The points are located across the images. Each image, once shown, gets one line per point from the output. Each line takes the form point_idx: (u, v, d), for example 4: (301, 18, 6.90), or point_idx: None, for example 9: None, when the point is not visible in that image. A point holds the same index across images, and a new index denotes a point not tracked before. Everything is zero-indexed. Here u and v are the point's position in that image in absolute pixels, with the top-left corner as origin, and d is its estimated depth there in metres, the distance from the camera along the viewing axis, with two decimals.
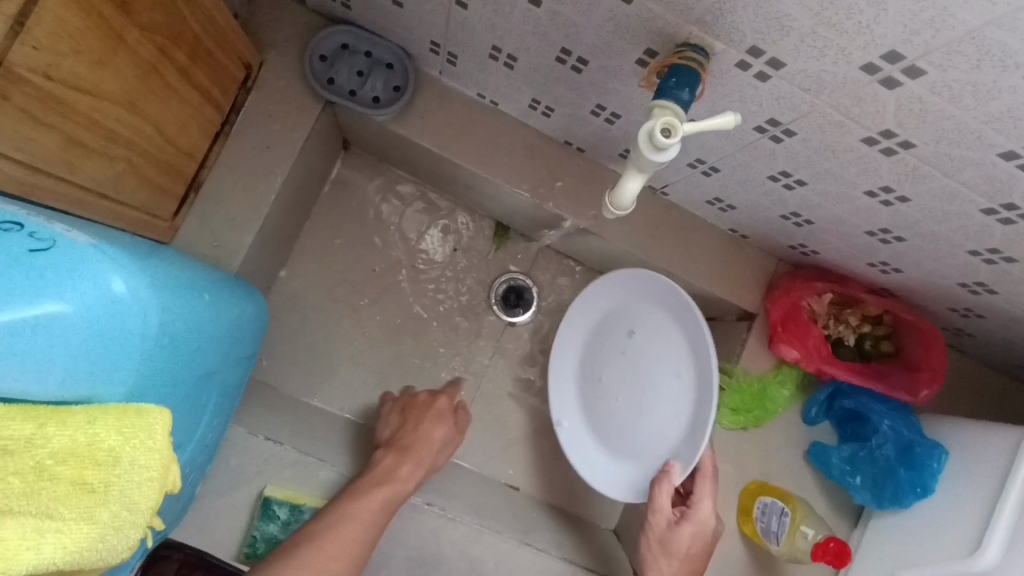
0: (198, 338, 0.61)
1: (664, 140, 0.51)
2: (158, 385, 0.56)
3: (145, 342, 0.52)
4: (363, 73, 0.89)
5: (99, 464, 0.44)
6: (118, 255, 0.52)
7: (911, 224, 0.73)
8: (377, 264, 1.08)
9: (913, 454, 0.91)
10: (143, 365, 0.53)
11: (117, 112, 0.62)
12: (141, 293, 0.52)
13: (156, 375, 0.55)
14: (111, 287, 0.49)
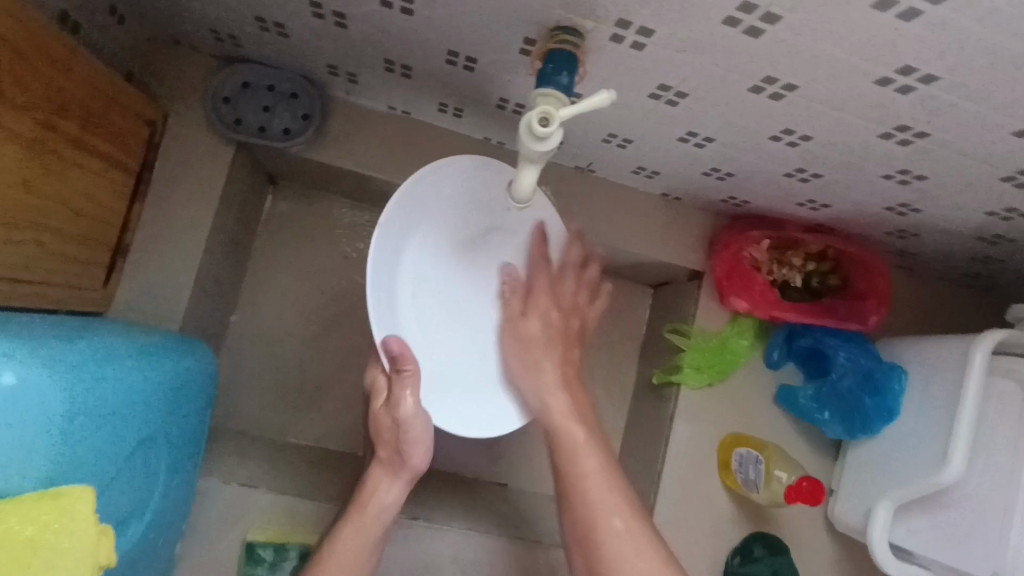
0: (122, 410, 0.60)
1: (541, 130, 0.52)
2: (83, 463, 0.55)
3: (70, 422, 0.53)
4: (268, 108, 0.88)
5: (18, 559, 0.43)
6: (16, 344, 0.51)
7: (822, 155, 0.73)
8: (327, 289, 1.08)
9: (874, 380, 0.93)
10: (72, 446, 0.53)
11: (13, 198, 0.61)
12: (47, 379, 0.51)
13: (88, 452, 0.55)
14: (13, 381, 0.48)
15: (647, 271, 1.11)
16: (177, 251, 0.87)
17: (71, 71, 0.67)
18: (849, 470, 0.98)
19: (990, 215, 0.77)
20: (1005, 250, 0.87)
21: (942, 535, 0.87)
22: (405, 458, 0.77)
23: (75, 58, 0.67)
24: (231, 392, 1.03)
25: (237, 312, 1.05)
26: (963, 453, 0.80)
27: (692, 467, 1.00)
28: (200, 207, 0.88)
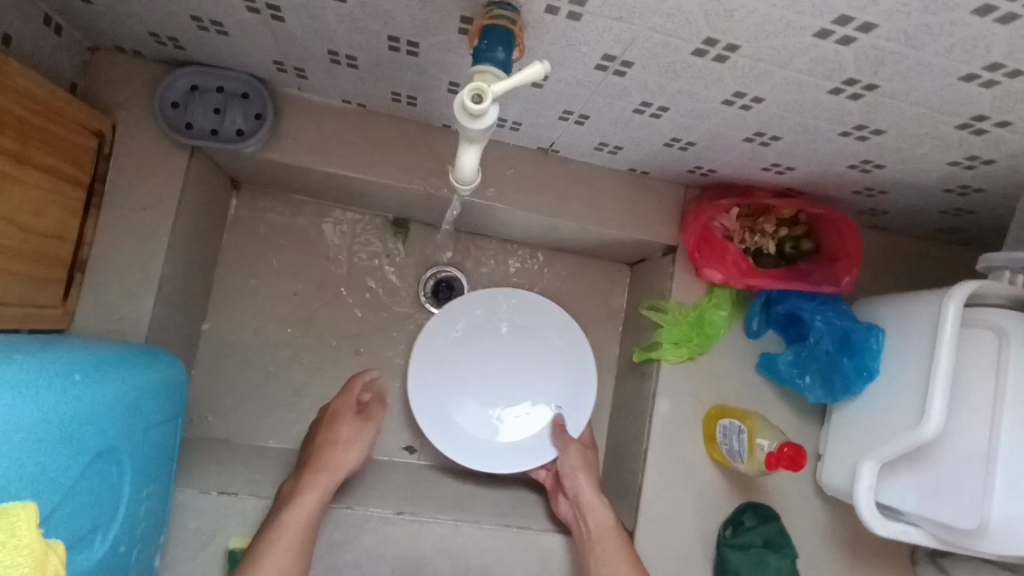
0: (68, 424, 0.57)
1: (473, 107, 0.50)
2: (25, 480, 0.52)
3: (7, 437, 0.50)
4: (219, 110, 0.87)
5: None
6: None
7: (776, 117, 0.71)
8: (299, 291, 1.07)
9: (851, 343, 0.92)
10: (17, 463, 0.51)
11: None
12: None
13: (38, 467, 0.54)
14: None
15: (620, 249, 1.11)
16: (135, 263, 0.86)
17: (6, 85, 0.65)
18: (833, 433, 0.98)
19: (953, 165, 0.76)
20: (972, 201, 0.87)
21: (927, 490, 0.86)
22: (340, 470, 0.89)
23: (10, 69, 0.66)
24: (208, 401, 1.02)
25: (207, 320, 1.04)
26: (941, 404, 0.79)
27: (676, 444, 1.00)
28: (156, 216, 0.87)
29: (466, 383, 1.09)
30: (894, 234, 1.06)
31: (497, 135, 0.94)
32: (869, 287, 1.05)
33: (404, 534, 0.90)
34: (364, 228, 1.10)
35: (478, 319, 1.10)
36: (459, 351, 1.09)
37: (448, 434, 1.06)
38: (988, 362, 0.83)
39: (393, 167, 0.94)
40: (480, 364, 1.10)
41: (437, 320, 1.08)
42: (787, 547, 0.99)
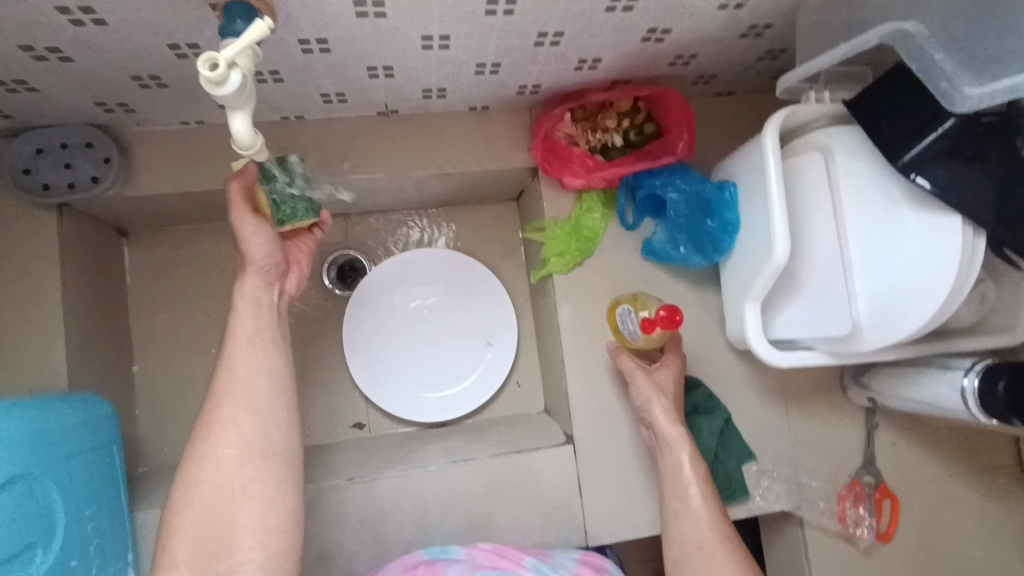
0: None
1: (212, 75, 0.56)
2: None
3: None
4: (68, 165, 0.93)
5: None
6: None
7: (540, 13, 0.77)
8: (213, 312, 1.14)
9: (710, 204, 0.97)
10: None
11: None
12: None
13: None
14: None
15: (494, 186, 1.16)
16: (35, 323, 0.91)
17: None
18: (724, 291, 1.04)
19: (723, 9, 0.81)
20: (771, 38, 0.92)
21: (810, 314, 0.92)
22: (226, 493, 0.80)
23: None
24: (160, 434, 1.09)
25: (137, 362, 1.10)
26: (782, 230, 0.85)
27: (588, 344, 1.06)
28: (43, 275, 0.92)
29: (403, 352, 1.17)
30: (736, 94, 1.11)
31: (333, 112, 1.00)
32: (725, 151, 1.10)
33: (358, 494, 0.97)
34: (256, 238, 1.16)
35: (385, 292, 1.17)
36: (383, 329, 1.16)
37: (410, 400, 1.15)
38: (824, 179, 0.88)
39: None
40: (408, 330, 1.17)
41: (355, 301, 1.16)
42: (715, 407, 1.05)
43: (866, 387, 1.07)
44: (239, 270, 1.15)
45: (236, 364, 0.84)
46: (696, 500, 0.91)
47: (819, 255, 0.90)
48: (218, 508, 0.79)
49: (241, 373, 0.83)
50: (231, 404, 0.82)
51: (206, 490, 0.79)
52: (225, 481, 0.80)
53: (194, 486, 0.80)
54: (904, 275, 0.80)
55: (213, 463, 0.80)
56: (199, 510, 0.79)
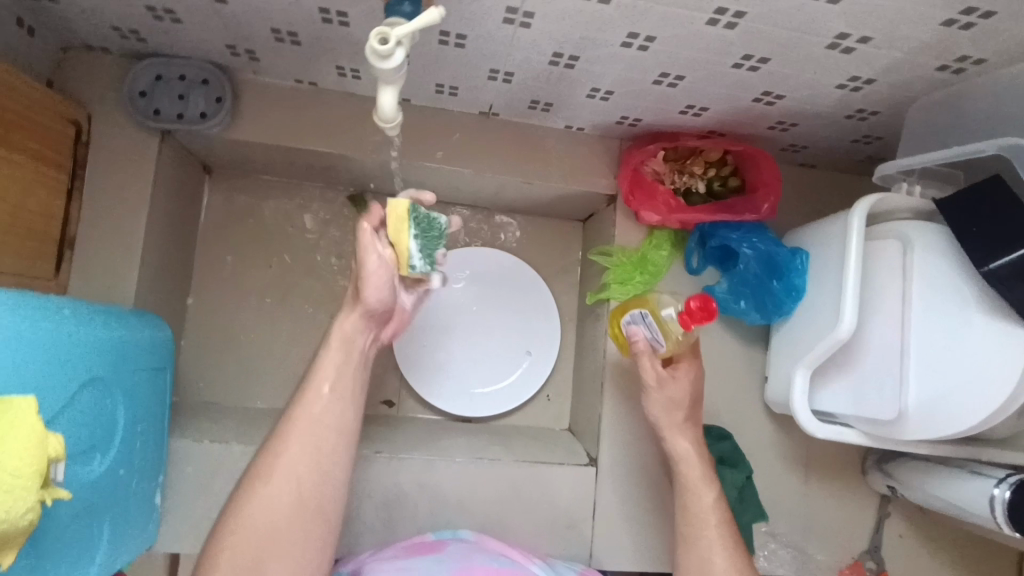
0: (67, 346, 0.64)
1: (381, 49, 0.59)
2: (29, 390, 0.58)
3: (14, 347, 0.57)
4: (182, 96, 0.96)
5: None
6: None
7: (672, 56, 0.80)
8: (274, 264, 1.16)
9: (777, 265, 1.00)
10: (17, 371, 0.57)
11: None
12: None
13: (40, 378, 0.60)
14: None
15: (567, 204, 1.19)
16: (116, 238, 0.94)
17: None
18: (772, 351, 1.06)
19: (840, 88, 0.84)
20: (873, 125, 0.95)
21: (857, 392, 0.94)
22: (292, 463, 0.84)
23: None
24: (199, 369, 1.11)
25: (192, 296, 1.13)
26: (852, 306, 0.88)
27: (630, 374, 1.08)
28: (135, 195, 0.96)
29: (446, 343, 1.19)
30: (818, 167, 1.15)
31: (439, 102, 1.03)
32: (796, 219, 1.14)
33: (383, 470, 1.00)
34: (330, 203, 1.19)
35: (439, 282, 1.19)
36: (431, 317, 1.18)
37: (445, 391, 1.17)
38: (897, 267, 0.91)
39: (347, 138, 1.03)
40: (455, 322, 1.19)
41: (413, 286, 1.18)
42: (739, 462, 1.07)
43: (887, 476, 1.09)
44: (308, 230, 1.18)
45: (325, 385, 0.88)
46: (714, 525, 0.90)
47: (876, 338, 0.92)
48: (287, 502, 0.83)
49: (320, 405, 0.87)
50: (306, 420, 0.86)
51: (277, 487, 0.83)
52: (289, 491, 0.83)
53: (262, 488, 0.83)
54: (965, 374, 0.82)
55: (283, 468, 0.84)
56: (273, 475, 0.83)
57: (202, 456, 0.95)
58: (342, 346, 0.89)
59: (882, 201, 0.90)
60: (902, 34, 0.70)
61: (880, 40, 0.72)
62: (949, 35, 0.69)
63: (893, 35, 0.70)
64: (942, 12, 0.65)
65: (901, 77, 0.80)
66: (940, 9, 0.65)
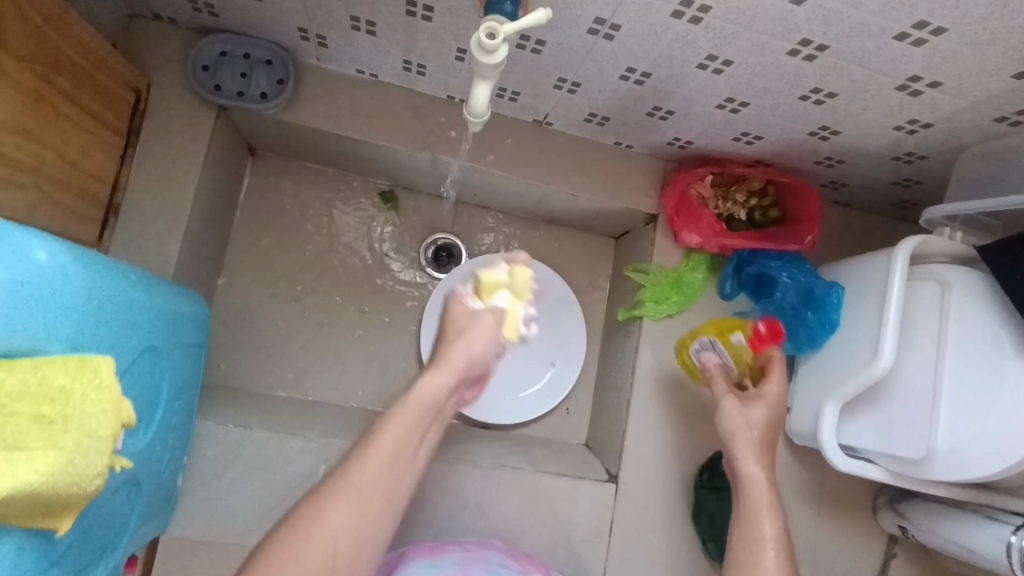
0: (132, 310, 0.63)
1: (488, 44, 0.60)
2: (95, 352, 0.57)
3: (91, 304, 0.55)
4: (244, 74, 0.96)
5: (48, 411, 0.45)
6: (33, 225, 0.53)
7: (743, 82, 0.82)
8: (307, 252, 1.15)
9: (815, 297, 1.03)
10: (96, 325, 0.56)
11: (11, 137, 0.66)
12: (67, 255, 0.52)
13: (111, 337, 0.59)
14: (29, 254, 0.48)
15: (605, 220, 1.20)
16: (162, 207, 0.93)
17: (68, 34, 0.74)
18: (797, 382, 1.08)
19: (897, 130, 0.87)
20: (917, 169, 0.98)
21: (884, 429, 0.95)
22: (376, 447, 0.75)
23: (73, 17, 0.75)
24: (221, 351, 1.09)
25: (222, 276, 1.11)
26: (890, 344, 0.90)
27: (656, 392, 1.09)
28: (185, 166, 0.94)
29: None
30: (851, 207, 1.18)
31: (495, 106, 1.04)
32: (827, 255, 1.16)
33: None
34: (369, 196, 1.18)
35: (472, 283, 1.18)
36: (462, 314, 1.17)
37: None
38: (934, 310, 0.93)
39: (401, 132, 1.03)
40: None
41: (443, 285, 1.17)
42: None
43: (900, 515, 1.10)
44: (344, 221, 1.17)
45: (393, 439, 0.75)
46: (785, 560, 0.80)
47: (908, 377, 0.94)
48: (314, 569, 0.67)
49: (378, 468, 0.74)
50: (359, 479, 0.73)
51: (307, 547, 0.68)
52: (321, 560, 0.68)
53: (292, 548, 0.67)
54: (996, 423, 0.84)
55: (323, 530, 0.69)
56: (366, 468, 0.73)
57: (225, 439, 0.92)
58: (430, 404, 0.78)
59: (925, 242, 0.94)
60: (972, 82, 0.73)
61: (950, 86, 0.74)
62: (1015, 87, 0.72)
63: (964, 82, 0.73)
64: (1016, 66, 0.68)
65: (957, 125, 0.83)
66: (1014, 62, 0.68)
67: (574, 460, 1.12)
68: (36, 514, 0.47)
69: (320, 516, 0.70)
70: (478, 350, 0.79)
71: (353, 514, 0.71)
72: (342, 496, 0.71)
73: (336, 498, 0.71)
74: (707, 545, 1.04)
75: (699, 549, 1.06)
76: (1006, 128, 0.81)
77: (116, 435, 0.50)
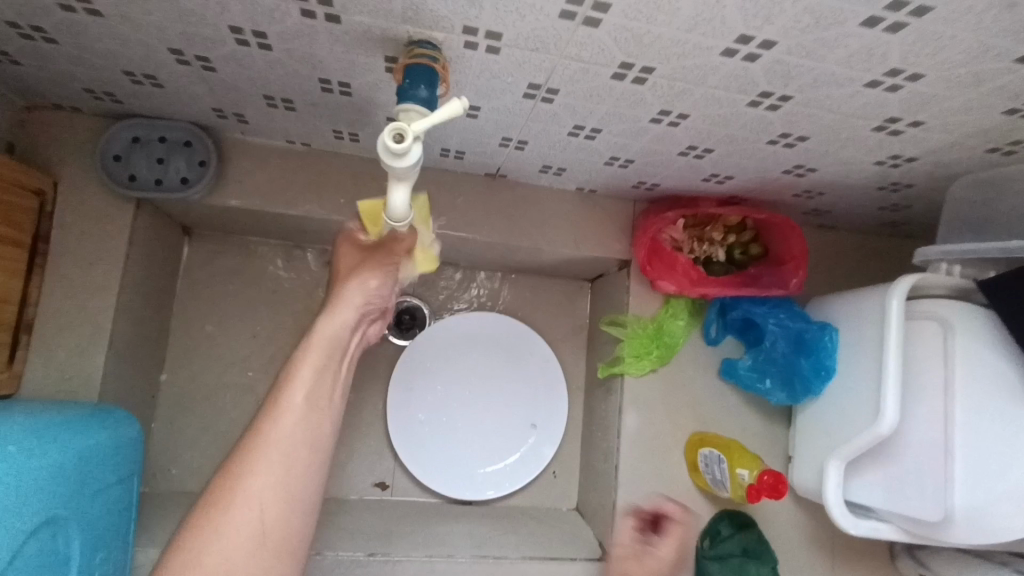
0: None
1: (397, 147, 0.52)
2: None
3: None
4: (162, 160, 0.87)
5: None
6: None
7: (702, 133, 0.74)
8: (258, 333, 1.07)
9: (807, 343, 0.95)
10: None
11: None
12: None
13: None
14: None
15: (576, 266, 1.12)
16: (82, 318, 0.85)
17: None
18: (799, 435, 1.00)
19: (879, 165, 0.79)
20: (905, 196, 0.90)
21: (894, 486, 0.88)
22: (275, 459, 0.65)
23: None
24: (173, 452, 1.01)
25: (168, 371, 1.03)
26: (893, 400, 0.82)
27: (643, 455, 1.01)
28: (105, 269, 0.86)
29: (443, 415, 1.10)
30: (838, 230, 1.10)
31: (442, 163, 0.96)
32: (817, 285, 1.08)
33: (380, 573, 0.91)
34: (321, 264, 1.10)
35: (444, 350, 1.12)
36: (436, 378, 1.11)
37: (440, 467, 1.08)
38: (937, 355, 0.85)
39: (342, 202, 0.95)
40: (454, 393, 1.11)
41: (406, 356, 1.10)
42: (764, 553, 0.99)
43: (921, 563, 1.02)
44: (296, 295, 1.09)
45: (300, 391, 0.68)
46: None
47: (914, 429, 0.86)
48: (251, 531, 0.63)
49: (292, 419, 0.67)
50: (275, 437, 0.66)
51: (240, 517, 0.63)
52: (251, 524, 0.63)
53: (215, 520, 0.62)
54: None
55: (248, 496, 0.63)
56: (266, 477, 0.64)
57: None
58: (343, 325, 0.70)
59: (921, 280, 0.86)
60: (957, 121, 0.65)
61: (932, 124, 0.66)
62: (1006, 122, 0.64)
63: (947, 121, 0.65)
64: (1005, 103, 0.60)
65: (944, 157, 0.75)
66: (1004, 100, 0.60)
67: (563, 532, 1.05)
68: None
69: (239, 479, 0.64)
70: (375, 283, 0.71)
71: (274, 474, 0.65)
72: (248, 506, 0.63)
73: (235, 508, 0.63)
74: None
75: None
76: (1000, 157, 0.73)
77: None
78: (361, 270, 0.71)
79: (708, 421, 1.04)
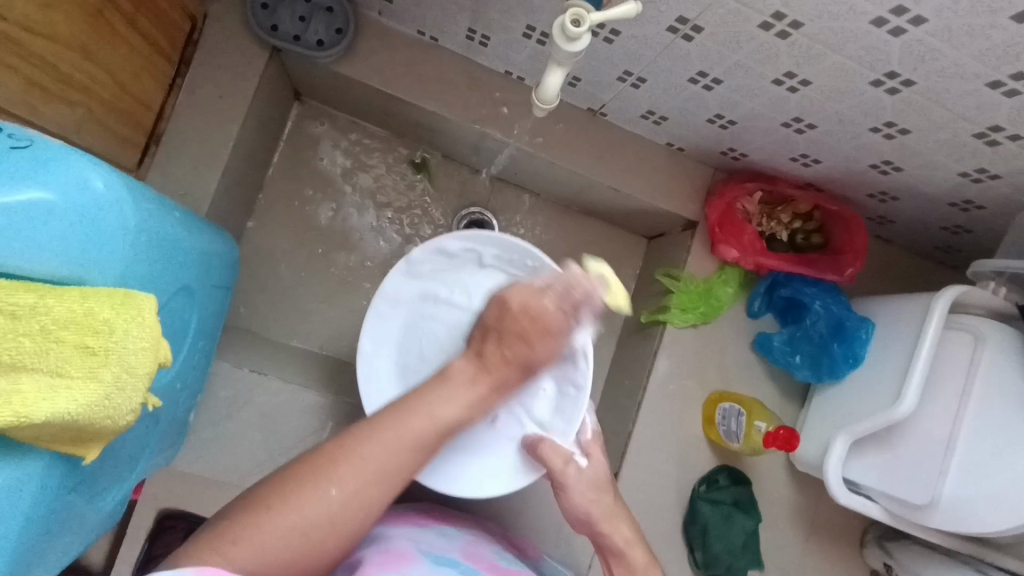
0: (175, 250, 0.62)
1: (571, 33, 0.58)
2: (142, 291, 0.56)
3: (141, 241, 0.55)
4: (303, 18, 0.91)
5: (88, 343, 0.44)
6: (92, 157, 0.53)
7: (813, 105, 0.80)
8: (338, 207, 1.13)
9: (845, 329, 1.01)
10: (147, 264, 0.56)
11: (62, 50, 0.64)
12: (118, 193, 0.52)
13: (154, 279, 0.58)
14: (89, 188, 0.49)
15: (643, 220, 1.18)
16: (203, 143, 0.91)
17: None
18: (810, 414, 1.07)
19: (963, 175, 0.85)
20: (971, 218, 0.96)
21: (889, 470, 0.95)
22: (335, 470, 0.60)
23: None
24: (243, 293, 1.09)
25: (252, 219, 1.11)
26: (915, 390, 0.88)
27: (665, 401, 1.09)
28: (232, 101, 0.92)
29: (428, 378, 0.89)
30: (891, 245, 1.16)
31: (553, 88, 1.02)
32: (861, 290, 1.14)
33: None
34: (407, 160, 1.16)
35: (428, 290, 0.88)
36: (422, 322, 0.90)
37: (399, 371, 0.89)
38: (962, 360, 0.91)
39: (451, 98, 1.01)
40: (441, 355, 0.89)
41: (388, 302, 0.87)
42: (752, 508, 1.07)
43: (885, 553, 1.10)
44: (378, 181, 1.15)
45: (380, 442, 0.62)
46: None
47: (924, 422, 0.93)
48: (289, 541, 0.57)
49: (347, 480, 0.60)
50: (370, 459, 0.61)
51: (278, 527, 0.57)
52: (276, 545, 0.56)
53: (256, 515, 0.57)
54: (1008, 480, 0.84)
55: (292, 508, 0.58)
56: (296, 509, 0.57)
57: None
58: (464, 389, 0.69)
59: (971, 289, 0.90)
60: None
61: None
62: None
63: None
64: None
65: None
66: None
67: None
68: (66, 439, 0.47)
69: (318, 479, 0.59)
70: (542, 350, 0.73)
71: (283, 532, 0.57)
72: (279, 517, 0.57)
73: (269, 516, 0.57)
74: (695, 553, 1.07)
75: (687, 556, 1.08)
76: None
77: (153, 372, 0.49)
78: (552, 334, 0.73)
79: (729, 385, 1.12)
